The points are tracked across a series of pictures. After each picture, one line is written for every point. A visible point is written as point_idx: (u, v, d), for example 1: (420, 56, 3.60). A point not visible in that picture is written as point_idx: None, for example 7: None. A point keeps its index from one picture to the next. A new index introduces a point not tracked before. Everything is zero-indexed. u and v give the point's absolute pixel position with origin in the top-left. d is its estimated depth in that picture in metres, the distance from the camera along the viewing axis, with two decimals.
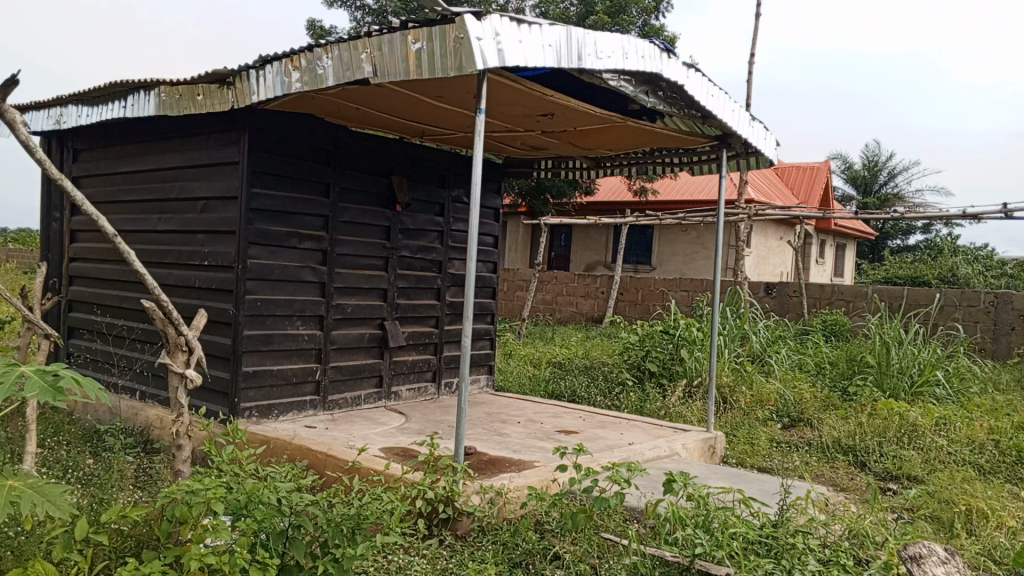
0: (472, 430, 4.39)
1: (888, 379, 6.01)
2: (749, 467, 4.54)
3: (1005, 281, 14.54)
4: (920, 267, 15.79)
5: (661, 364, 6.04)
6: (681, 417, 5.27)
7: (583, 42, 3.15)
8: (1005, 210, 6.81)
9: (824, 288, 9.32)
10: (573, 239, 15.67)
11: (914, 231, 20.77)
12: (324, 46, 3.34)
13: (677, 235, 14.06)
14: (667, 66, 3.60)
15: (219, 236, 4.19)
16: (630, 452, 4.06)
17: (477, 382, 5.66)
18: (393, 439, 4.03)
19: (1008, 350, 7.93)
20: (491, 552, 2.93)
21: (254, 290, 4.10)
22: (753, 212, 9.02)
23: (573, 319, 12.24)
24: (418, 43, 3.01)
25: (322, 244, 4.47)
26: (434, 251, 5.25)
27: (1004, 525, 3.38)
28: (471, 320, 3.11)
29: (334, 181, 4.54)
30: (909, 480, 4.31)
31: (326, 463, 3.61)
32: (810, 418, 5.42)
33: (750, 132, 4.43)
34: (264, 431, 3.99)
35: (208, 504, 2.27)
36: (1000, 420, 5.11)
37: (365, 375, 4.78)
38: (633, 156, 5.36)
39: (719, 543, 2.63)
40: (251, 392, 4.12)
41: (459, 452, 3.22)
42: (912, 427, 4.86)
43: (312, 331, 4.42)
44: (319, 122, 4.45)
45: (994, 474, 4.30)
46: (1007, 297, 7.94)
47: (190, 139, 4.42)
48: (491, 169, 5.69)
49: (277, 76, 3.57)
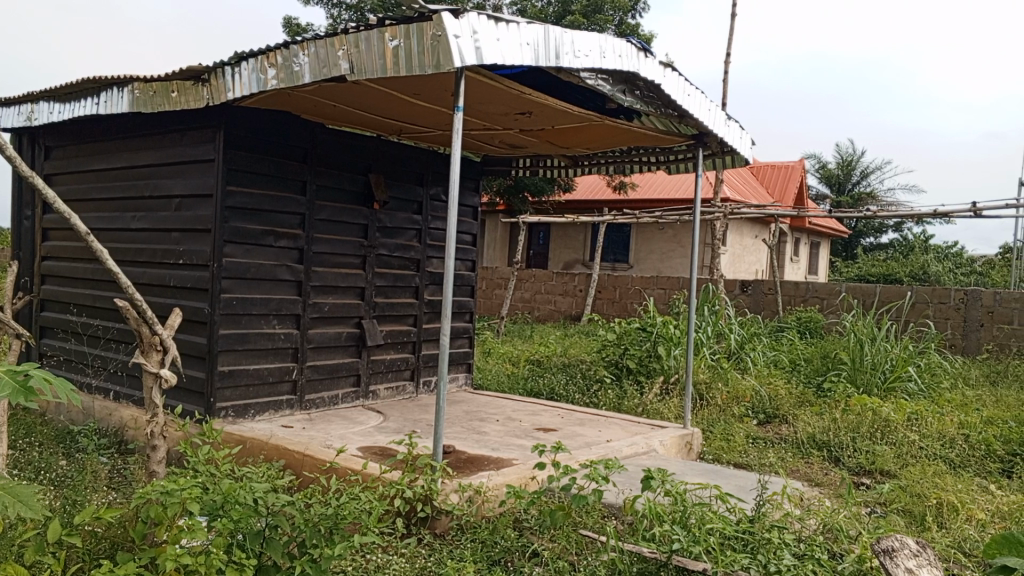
0: (450, 429, 4.39)
1: (861, 375, 6.09)
2: (725, 463, 4.59)
3: (976, 278, 14.80)
4: (892, 265, 16.02)
5: (639, 362, 6.08)
6: (658, 414, 5.30)
7: (560, 41, 3.16)
8: (974, 209, 6.93)
9: (798, 285, 9.42)
10: (552, 238, 15.70)
11: (887, 230, 21.07)
12: (301, 43, 3.31)
13: (655, 234, 14.14)
14: (644, 65, 3.62)
15: (194, 235, 4.15)
16: (608, 449, 4.08)
17: (456, 381, 5.66)
18: (371, 438, 4.02)
19: (978, 346, 8.07)
20: (470, 550, 2.93)
21: (229, 289, 4.07)
22: (729, 211, 9.10)
23: (552, 317, 12.27)
24: (395, 41, 3.00)
25: (299, 242, 4.45)
26: (412, 250, 5.23)
27: (974, 518, 3.44)
28: (449, 318, 3.11)
29: (311, 179, 4.51)
30: (881, 474, 4.38)
31: (303, 463, 3.59)
32: (785, 414, 5.49)
33: (726, 132, 4.47)
34: (240, 431, 3.96)
35: (184, 504, 2.25)
36: (970, 415, 5.20)
37: (343, 374, 4.76)
38: (610, 155, 5.38)
39: (697, 539, 2.65)
40: (227, 392, 4.09)
41: (438, 450, 3.22)
42: (884, 422, 4.94)
43: (288, 330, 4.40)
44: (296, 120, 4.42)
45: (964, 467, 4.38)
46: (977, 294, 8.08)
47: (164, 136, 4.37)
48: (469, 167, 5.69)
49: (252, 73, 3.54)
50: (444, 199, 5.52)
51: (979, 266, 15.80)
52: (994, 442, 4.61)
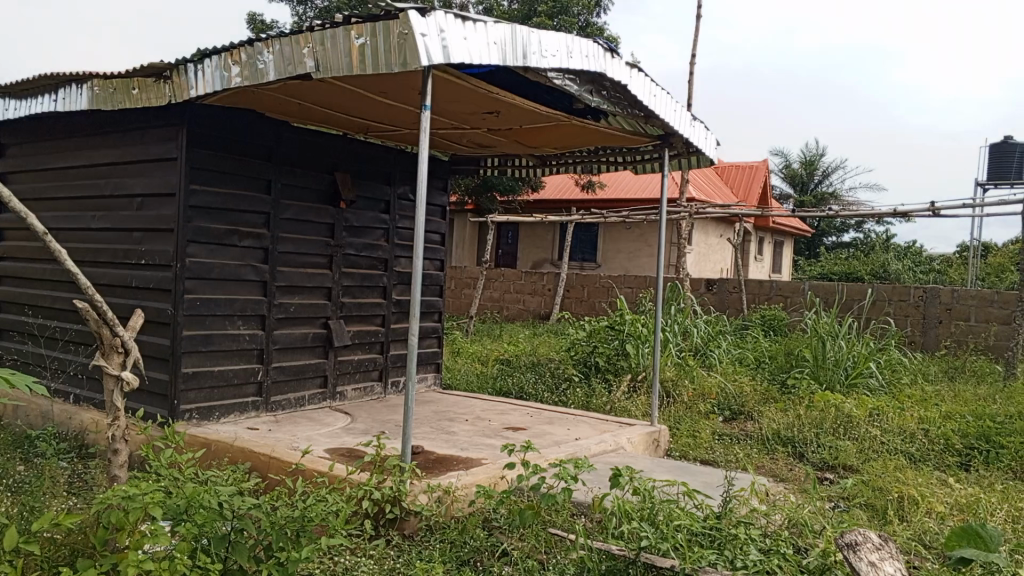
0: (419, 429, 4.37)
1: (824, 372, 6.19)
2: (692, 459, 4.63)
3: (934, 276, 15.14)
4: (854, 263, 16.31)
5: (607, 360, 6.13)
6: (626, 412, 5.34)
7: (527, 41, 3.16)
8: (933, 209, 7.07)
9: (763, 283, 9.54)
10: (521, 237, 15.72)
11: (849, 229, 21.46)
12: (265, 41, 3.27)
13: (623, 232, 14.23)
14: (610, 65, 3.63)
15: (156, 234, 4.08)
16: (577, 447, 4.10)
17: (424, 381, 5.63)
18: (338, 440, 3.98)
19: (937, 342, 8.24)
20: (439, 550, 2.92)
21: (192, 289, 4.00)
22: (694, 210, 9.19)
23: (520, 317, 12.27)
24: (361, 39, 2.97)
25: (263, 242, 4.39)
26: (380, 249, 5.20)
27: (933, 511, 3.52)
28: (417, 319, 3.07)
29: (276, 177, 4.45)
30: (844, 469, 4.45)
31: (270, 465, 3.55)
32: (750, 411, 5.56)
33: (691, 132, 4.51)
34: (205, 433, 3.90)
35: (146, 509, 2.20)
36: (929, 410, 5.31)
37: (310, 375, 4.71)
38: (577, 154, 5.40)
39: (665, 536, 2.66)
40: (191, 394, 4.02)
41: (406, 451, 3.19)
42: (847, 418, 5.03)
43: (253, 330, 4.34)
44: (261, 118, 4.36)
45: (924, 461, 4.47)
46: (935, 292, 8.27)
47: (125, 134, 4.28)
48: (437, 165, 5.66)
49: (215, 70, 3.48)
50: (411, 198, 5.49)
51: (937, 264, 16.17)
52: (952, 436, 4.72)
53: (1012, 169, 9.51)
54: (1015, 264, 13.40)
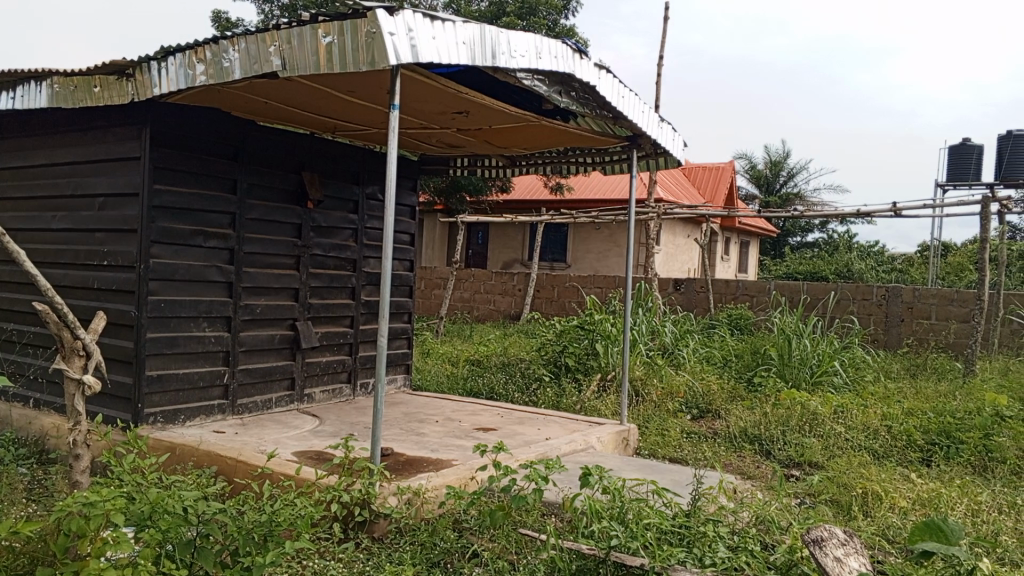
0: (389, 431, 4.33)
1: (790, 370, 6.28)
2: (660, 458, 4.66)
3: (896, 275, 15.43)
4: (819, 263, 16.56)
5: (577, 359, 6.15)
6: (596, 411, 5.36)
7: (496, 40, 3.15)
8: (894, 209, 7.21)
9: (729, 283, 9.64)
10: (491, 238, 15.72)
11: (813, 229, 21.79)
12: (230, 39, 3.23)
13: (593, 232, 14.30)
14: (580, 66, 3.64)
15: (119, 234, 4.00)
16: (547, 447, 4.10)
17: (394, 382, 5.60)
18: (306, 443, 3.94)
19: (898, 341, 8.40)
20: (409, 553, 2.90)
21: (157, 291, 3.93)
22: (662, 211, 9.26)
23: (491, 317, 12.26)
24: (329, 37, 2.95)
25: (229, 242, 4.33)
26: (348, 250, 5.15)
27: (896, 506, 3.58)
28: (387, 319, 3.04)
29: (241, 177, 4.39)
30: (810, 466, 4.51)
31: (236, 469, 3.50)
32: (717, 409, 5.62)
33: (659, 133, 4.54)
34: (170, 437, 3.82)
35: (108, 516, 2.14)
36: (892, 407, 5.41)
37: (277, 377, 4.66)
38: (547, 155, 5.41)
39: (635, 535, 2.67)
40: (156, 397, 3.96)
41: (376, 453, 3.17)
42: (812, 416, 5.11)
43: (219, 332, 4.27)
44: (226, 117, 4.30)
45: (888, 457, 4.55)
46: (897, 290, 8.42)
47: (87, 133, 4.19)
48: (406, 165, 5.63)
49: (180, 68, 3.42)
50: (380, 198, 5.45)
51: (899, 263, 16.50)
52: (914, 432, 4.80)
53: (970, 170, 9.71)
54: (974, 263, 13.73)
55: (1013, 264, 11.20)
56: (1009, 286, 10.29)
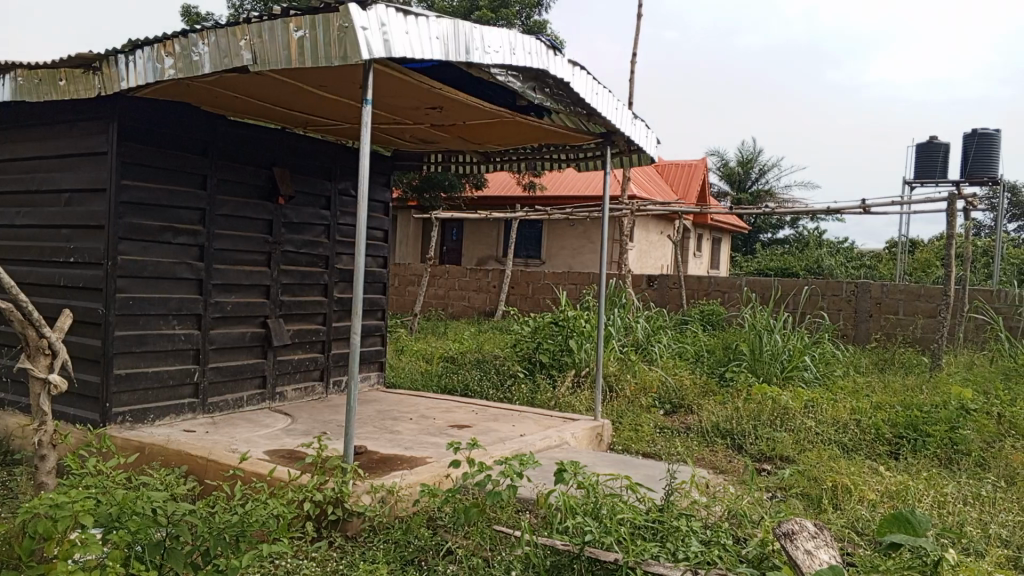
0: (362, 429, 4.31)
1: (760, 365, 6.35)
2: (634, 452, 4.68)
3: (865, 271, 15.68)
4: (790, 260, 16.77)
5: (551, 356, 6.16)
6: (571, 407, 5.38)
7: (470, 36, 3.13)
8: (862, 206, 7.31)
9: (700, 279, 9.71)
10: (465, 234, 15.70)
11: (784, 226, 22.05)
12: (199, 32, 3.18)
13: (567, 229, 14.33)
14: (553, 62, 3.64)
15: (86, 231, 3.92)
16: (521, 443, 4.10)
17: (367, 379, 5.57)
18: (277, 441, 3.89)
19: (867, 336, 8.54)
20: (383, 551, 2.89)
21: (124, 288, 3.86)
22: (636, 207, 9.29)
23: (465, 313, 12.24)
24: (301, 31, 2.91)
25: (198, 239, 4.27)
26: (320, 246, 5.10)
27: (865, 498, 3.64)
28: (360, 316, 3.01)
29: (211, 173, 4.33)
30: (781, 460, 4.56)
31: (207, 469, 3.45)
32: (690, 404, 5.67)
33: (632, 130, 4.56)
34: (138, 437, 3.76)
35: (75, 517, 2.10)
36: (861, 402, 5.49)
37: (248, 376, 4.60)
38: (521, 151, 5.41)
39: (609, 530, 2.69)
40: (124, 397, 3.89)
41: (349, 451, 3.15)
42: (783, 410, 5.17)
43: (189, 330, 4.21)
44: (195, 111, 4.23)
45: (856, 451, 4.62)
46: (866, 287, 8.54)
47: (52, 127, 4.10)
48: (379, 161, 5.59)
49: (148, 62, 3.36)
50: (353, 194, 5.40)
51: (868, 259, 16.76)
52: (882, 425, 4.88)
53: (936, 169, 9.89)
54: (940, 259, 13.99)
55: (977, 260, 11.43)
56: (974, 282, 10.50)
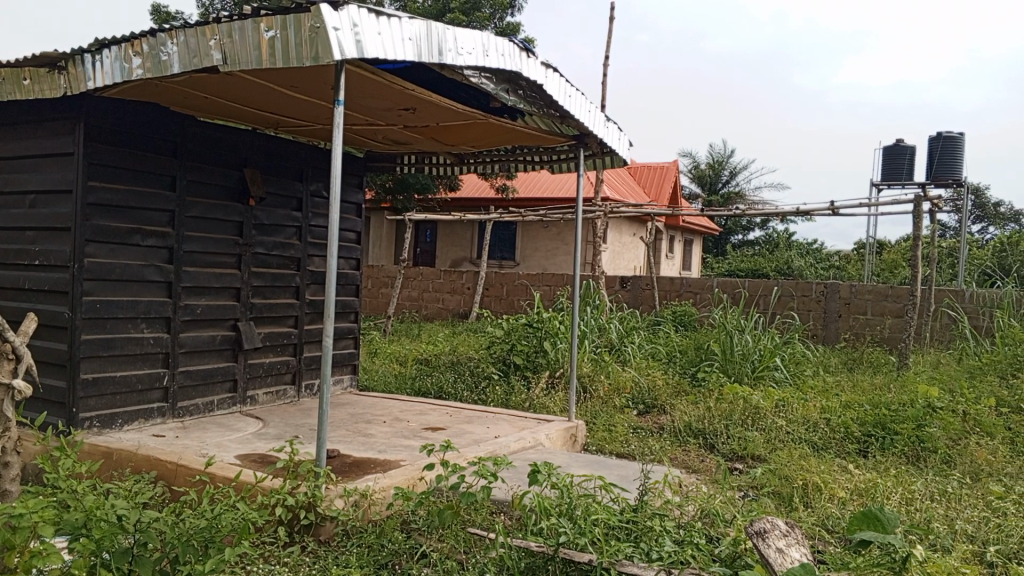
0: (335, 432, 4.27)
1: (732, 365, 6.40)
2: (608, 453, 4.69)
3: (834, 272, 15.91)
4: (761, 261, 16.96)
5: (525, 357, 6.16)
6: (545, 408, 5.38)
7: (443, 38, 3.12)
8: (832, 207, 7.40)
9: (673, 280, 9.77)
10: (439, 235, 15.66)
11: (755, 227, 22.30)
12: (168, 31, 3.13)
13: (542, 230, 14.35)
14: (526, 65, 3.64)
15: (52, 233, 3.85)
16: (496, 445, 4.10)
17: (340, 382, 5.52)
18: (249, 446, 3.85)
19: (836, 336, 8.66)
20: (356, 555, 2.86)
21: (91, 291, 3.80)
22: (609, 209, 9.33)
23: (439, 315, 12.20)
24: (271, 31, 2.88)
25: (168, 241, 4.20)
26: (292, 248, 5.04)
27: (835, 496, 3.69)
28: (332, 319, 2.98)
29: (181, 174, 4.27)
30: (753, 459, 4.61)
31: (176, 475, 3.40)
32: (663, 404, 5.70)
33: (605, 133, 4.58)
34: (106, 442, 3.70)
35: (38, 526, 2.05)
36: (830, 401, 5.56)
37: (219, 379, 4.54)
38: (494, 153, 5.41)
39: (583, 531, 2.69)
40: (91, 401, 3.82)
41: (321, 455, 3.12)
42: (754, 410, 5.22)
43: (158, 334, 4.15)
44: (164, 111, 4.17)
45: (826, 449, 4.68)
46: (835, 287, 8.66)
47: (16, 127, 4.02)
48: (352, 162, 5.55)
49: (115, 61, 3.30)
50: (325, 195, 5.36)
51: (837, 260, 17.00)
52: (851, 424, 4.95)
53: (903, 171, 10.05)
54: (907, 260, 14.24)
55: (943, 260, 11.66)
56: (939, 282, 10.70)
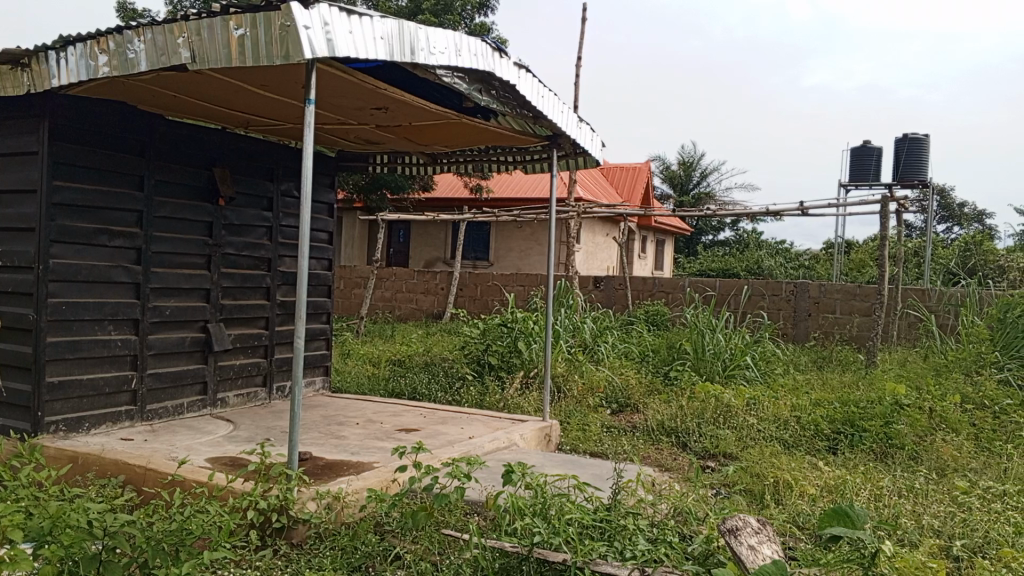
0: (307, 435, 4.23)
1: (704, 364, 6.46)
2: (582, 452, 4.70)
3: (804, 271, 16.12)
4: (732, 261, 17.13)
5: (500, 357, 6.16)
6: (519, 408, 5.39)
7: (415, 37, 3.10)
8: (802, 207, 7.47)
9: (645, 281, 9.82)
10: (413, 235, 15.60)
11: (726, 227, 22.51)
12: (135, 29, 3.08)
13: (516, 231, 14.36)
14: (499, 65, 3.63)
15: (17, 233, 3.77)
16: (470, 446, 4.09)
17: (312, 384, 5.48)
18: (220, 449, 3.81)
19: (807, 334, 8.77)
20: (329, 557, 2.83)
21: (57, 293, 3.73)
22: (583, 210, 9.35)
23: (413, 316, 12.16)
24: (240, 30, 2.85)
25: (136, 241, 4.14)
26: (262, 249, 4.99)
27: (805, 493, 3.73)
28: (304, 320, 2.95)
29: (148, 173, 4.21)
30: (725, 457, 4.65)
31: (145, 478, 3.34)
32: (636, 403, 5.74)
33: (578, 133, 4.60)
34: (73, 446, 3.63)
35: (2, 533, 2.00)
36: (800, 399, 5.62)
37: (188, 382, 4.49)
38: (467, 153, 5.40)
39: (557, 531, 2.69)
40: (57, 405, 3.75)
41: (293, 458, 3.09)
42: (726, 408, 5.27)
43: (126, 336, 4.08)
44: (131, 110, 4.11)
45: (797, 447, 4.73)
46: (804, 287, 8.76)
47: None
48: (323, 162, 5.51)
49: (80, 59, 3.25)
50: (296, 195, 5.30)
51: (806, 260, 17.24)
52: (821, 421, 5.01)
53: (870, 171, 10.20)
54: (874, 259, 14.48)
55: (909, 259, 11.87)
56: (906, 281, 10.89)
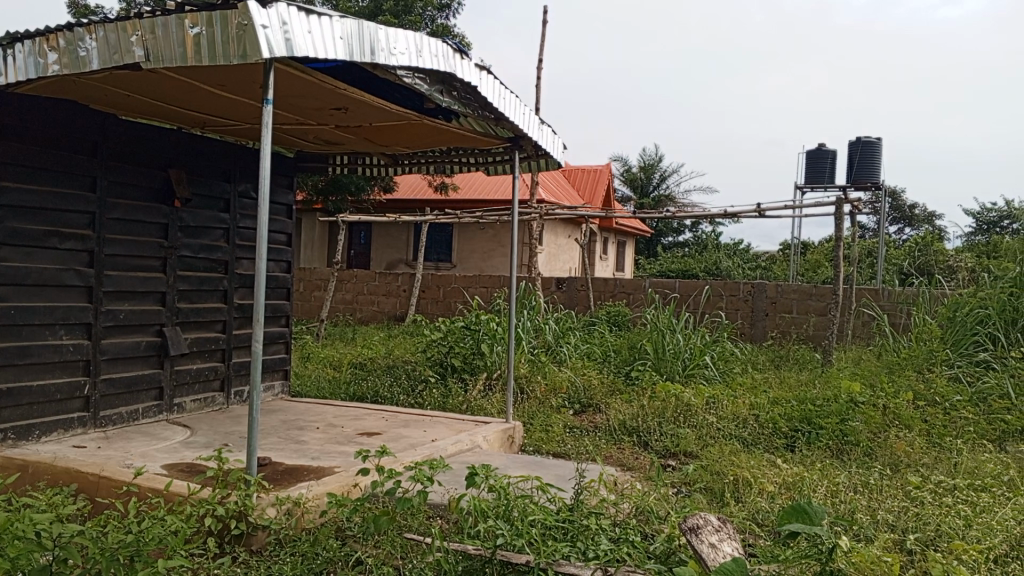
0: (267, 440, 4.17)
1: (664, 364, 6.53)
2: (545, 453, 4.71)
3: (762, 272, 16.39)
4: (691, 262, 17.32)
5: (462, 359, 6.15)
6: (482, 410, 5.38)
7: (374, 37, 3.07)
8: (758, 210, 7.60)
9: (607, 282, 9.90)
10: (374, 237, 15.49)
11: (685, 228, 22.78)
12: (87, 26, 3.01)
13: (479, 232, 14.34)
14: (460, 66, 3.62)
15: None
16: (432, 448, 4.07)
17: (271, 389, 5.40)
18: (176, 455, 3.73)
19: (764, 333, 8.90)
20: (289, 564, 2.78)
21: (4, 297, 3.61)
22: (545, 211, 9.39)
23: (375, 318, 12.07)
24: (196, 28, 2.80)
25: (88, 244, 4.03)
26: (219, 251, 4.90)
27: (765, 490, 3.79)
28: (262, 324, 2.89)
29: (101, 174, 4.10)
30: (685, 455, 4.71)
31: (98, 486, 3.26)
32: (598, 403, 5.77)
33: (539, 135, 4.60)
34: (22, 455, 3.52)
35: None
36: (759, 397, 5.70)
37: (143, 388, 4.39)
38: (428, 154, 5.37)
39: (519, 532, 2.69)
40: (5, 413, 3.64)
41: (252, 463, 3.03)
42: (686, 407, 5.33)
43: (78, 340, 3.98)
44: (82, 109, 4.00)
45: (755, 445, 4.81)
46: (762, 286, 8.91)
47: None
48: (282, 163, 5.43)
49: (29, 57, 3.16)
50: (254, 196, 5.22)
51: (764, 261, 17.50)
52: (779, 420, 5.09)
53: (824, 173, 10.42)
54: (830, 260, 14.78)
55: (862, 259, 12.14)
56: (860, 281, 11.13)
